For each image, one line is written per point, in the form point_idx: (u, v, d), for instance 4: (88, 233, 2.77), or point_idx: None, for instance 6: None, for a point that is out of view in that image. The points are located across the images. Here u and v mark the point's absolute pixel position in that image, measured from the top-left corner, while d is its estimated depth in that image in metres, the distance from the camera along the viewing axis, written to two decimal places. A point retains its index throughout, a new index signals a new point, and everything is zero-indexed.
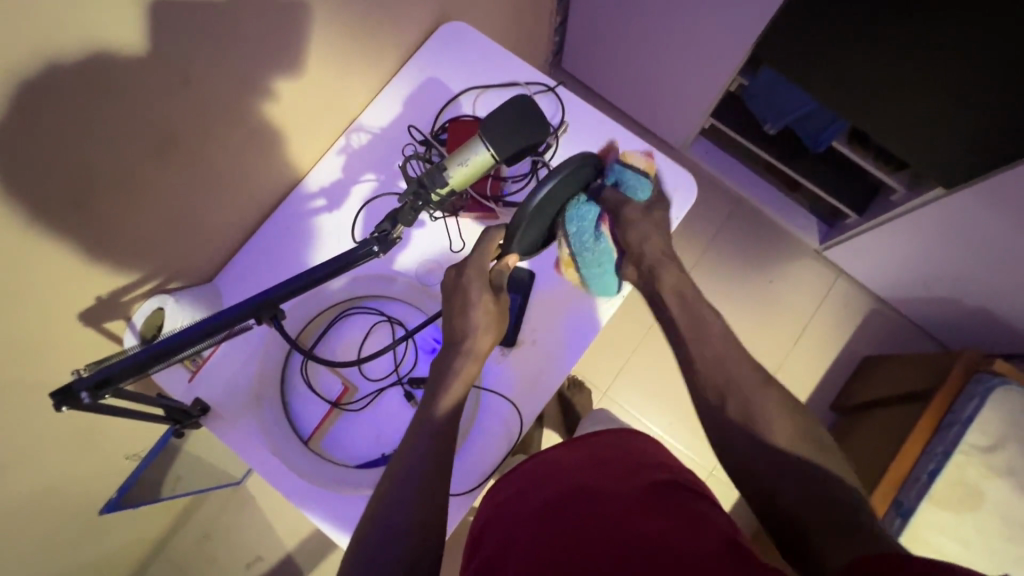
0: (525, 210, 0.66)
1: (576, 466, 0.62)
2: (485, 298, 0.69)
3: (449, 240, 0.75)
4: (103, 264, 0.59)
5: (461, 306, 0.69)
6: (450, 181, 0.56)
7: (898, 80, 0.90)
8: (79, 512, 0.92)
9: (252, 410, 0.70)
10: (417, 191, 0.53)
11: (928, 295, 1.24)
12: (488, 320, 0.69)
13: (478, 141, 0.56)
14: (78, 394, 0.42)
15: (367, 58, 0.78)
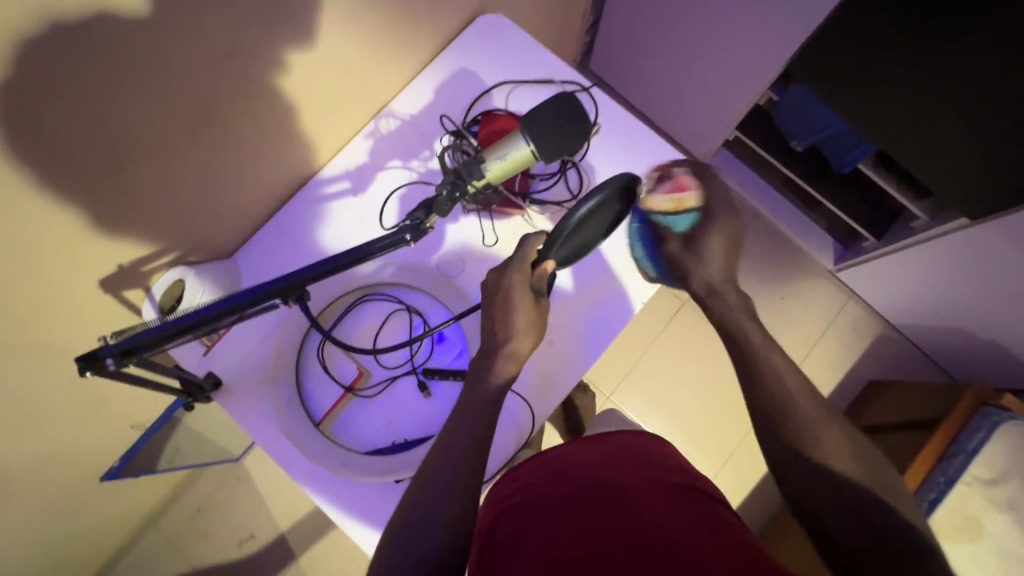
0: (567, 224, 0.61)
1: (595, 464, 0.61)
2: (525, 300, 0.65)
3: (481, 234, 0.75)
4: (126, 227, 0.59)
5: (503, 313, 0.66)
6: (487, 174, 0.55)
7: (925, 107, 0.90)
8: (78, 477, 0.93)
9: (265, 388, 0.70)
10: (453, 185, 0.54)
11: (940, 324, 1.23)
12: (528, 323, 0.66)
13: (520, 137, 0.55)
14: (103, 360, 0.43)
15: (404, 44, 0.78)
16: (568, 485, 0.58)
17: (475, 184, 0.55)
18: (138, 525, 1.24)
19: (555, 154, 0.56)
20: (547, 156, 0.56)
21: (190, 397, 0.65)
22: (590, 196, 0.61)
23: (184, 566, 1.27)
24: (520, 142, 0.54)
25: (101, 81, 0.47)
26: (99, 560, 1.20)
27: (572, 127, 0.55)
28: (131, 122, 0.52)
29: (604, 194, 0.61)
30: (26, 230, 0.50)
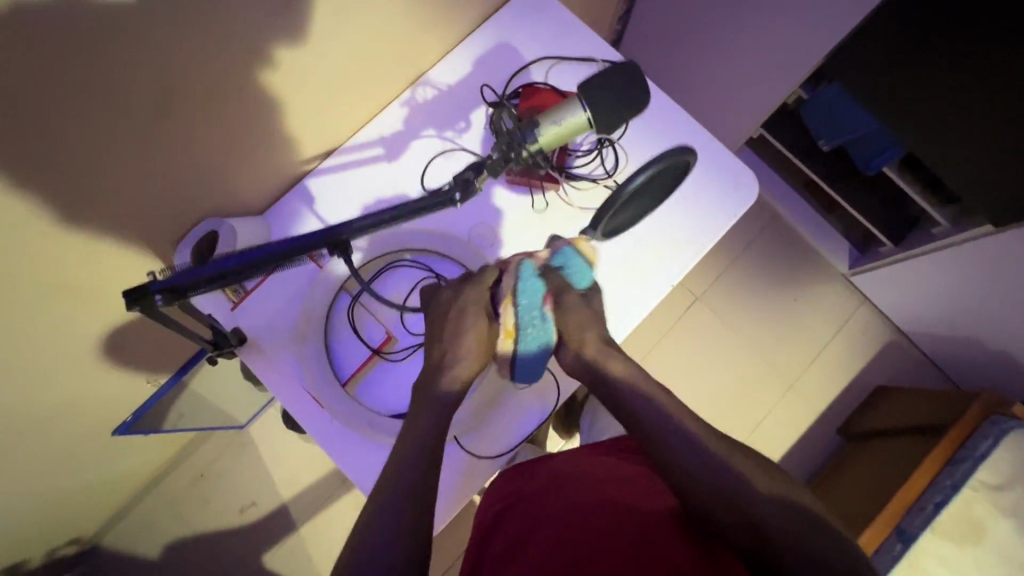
0: (622, 194, 0.60)
1: (599, 478, 0.62)
2: (479, 325, 0.65)
3: (531, 198, 0.76)
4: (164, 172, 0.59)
5: (448, 331, 0.66)
6: (540, 139, 0.55)
7: (954, 115, 0.91)
8: (87, 430, 0.92)
9: (292, 346, 0.70)
10: (507, 146, 0.54)
11: (951, 333, 1.24)
12: (479, 348, 0.65)
13: (576, 102, 0.55)
14: (152, 295, 0.44)
15: (450, 14, 0.77)
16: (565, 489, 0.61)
17: (529, 148, 0.55)
18: (139, 486, 1.24)
19: (611, 124, 0.56)
20: (602, 124, 0.56)
21: (216, 352, 0.67)
22: (643, 168, 0.58)
23: (182, 530, 1.26)
24: (576, 108, 0.55)
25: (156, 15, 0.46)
26: (98, 518, 1.19)
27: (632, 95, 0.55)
28: (179, 61, 0.51)
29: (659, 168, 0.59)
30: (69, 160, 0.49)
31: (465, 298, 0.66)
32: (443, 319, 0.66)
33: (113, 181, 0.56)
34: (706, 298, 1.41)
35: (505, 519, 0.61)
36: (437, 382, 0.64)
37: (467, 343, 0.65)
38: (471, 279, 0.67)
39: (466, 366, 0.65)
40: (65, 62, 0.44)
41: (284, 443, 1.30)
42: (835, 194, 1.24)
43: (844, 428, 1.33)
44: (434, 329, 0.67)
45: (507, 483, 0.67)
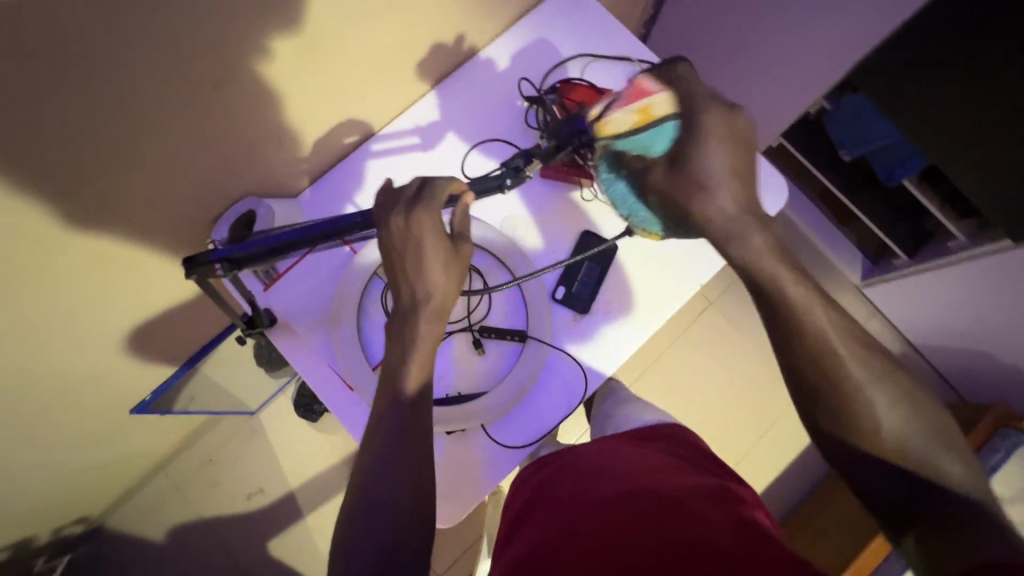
0: None
1: (630, 466, 0.60)
2: (441, 251, 0.57)
3: (579, 189, 0.77)
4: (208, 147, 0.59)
5: (409, 267, 0.58)
6: (589, 129, 0.65)
7: (972, 134, 0.93)
8: (106, 407, 0.92)
9: (324, 328, 0.70)
10: (565, 138, 0.67)
11: (963, 347, 1.25)
12: (448, 275, 0.58)
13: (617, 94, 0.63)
14: (212, 264, 0.48)
15: (491, 8, 0.78)
16: (589, 470, 0.61)
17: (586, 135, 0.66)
18: (147, 469, 1.23)
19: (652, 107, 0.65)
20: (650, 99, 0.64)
21: (248, 330, 0.67)
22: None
23: (188, 515, 1.26)
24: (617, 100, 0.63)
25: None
26: (106, 499, 1.19)
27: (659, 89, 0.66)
28: (234, 32, 0.52)
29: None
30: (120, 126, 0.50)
31: (420, 226, 0.55)
32: (401, 250, 0.56)
33: (160, 151, 0.57)
34: (719, 304, 1.42)
35: (537, 509, 0.59)
36: (414, 327, 0.59)
37: (435, 273, 0.57)
38: (423, 204, 0.55)
39: (440, 298, 0.58)
40: (128, 29, 0.44)
41: (295, 431, 1.30)
42: (852, 205, 1.25)
43: None
44: (395, 263, 0.58)
45: (536, 473, 0.66)
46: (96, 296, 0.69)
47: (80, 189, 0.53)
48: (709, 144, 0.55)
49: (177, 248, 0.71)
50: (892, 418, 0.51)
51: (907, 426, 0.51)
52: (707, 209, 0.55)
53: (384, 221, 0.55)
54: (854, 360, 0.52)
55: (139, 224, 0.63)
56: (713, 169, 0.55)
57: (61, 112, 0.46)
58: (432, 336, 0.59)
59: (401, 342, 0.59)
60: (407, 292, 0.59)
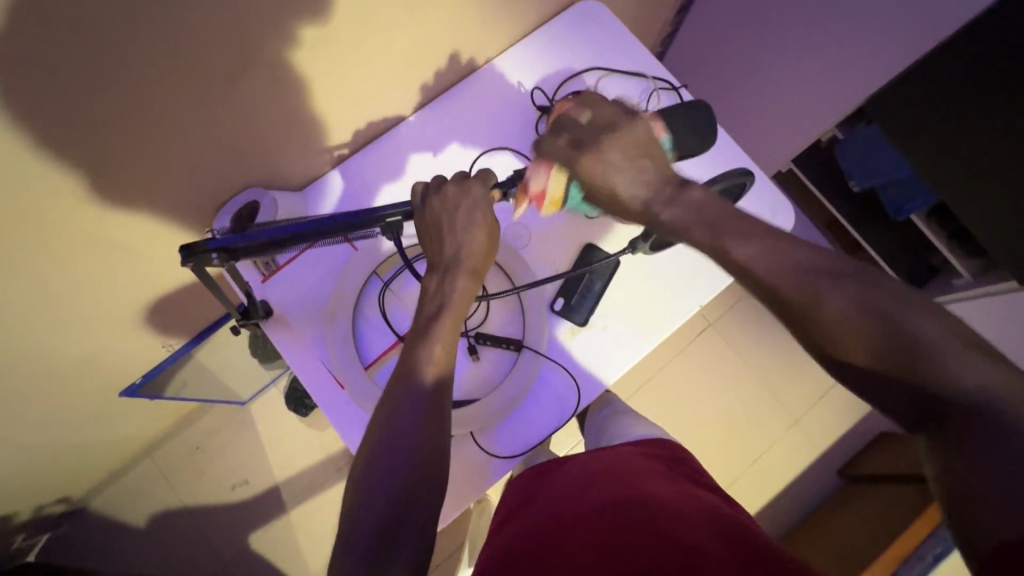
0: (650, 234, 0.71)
1: (630, 476, 0.61)
2: (487, 223, 0.61)
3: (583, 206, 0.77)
4: (210, 133, 0.60)
5: (455, 223, 0.60)
6: None
7: (978, 174, 0.93)
8: (98, 387, 0.92)
9: (320, 323, 0.70)
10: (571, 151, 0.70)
11: None
12: (484, 245, 0.61)
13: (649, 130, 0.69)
14: (209, 253, 0.48)
15: (511, 16, 0.78)
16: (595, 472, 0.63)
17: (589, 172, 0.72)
18: (135, 452, 1.22)
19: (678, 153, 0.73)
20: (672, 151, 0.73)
21: (244, 321, 0.67)
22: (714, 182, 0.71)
23: (173, 502, 1.25)
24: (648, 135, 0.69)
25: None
26: (90, 480, 1.18)
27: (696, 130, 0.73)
28: (254, 24, 0.52)
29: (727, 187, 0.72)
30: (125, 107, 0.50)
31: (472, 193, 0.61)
32: (449, 212, 0.59)
33: (169, 135, 0.56)
34: (718, 325, 1.41)
35: (531, 517, 0.59)
36: (446, 288, 0.59)
37: (477, 234, 0.60)
38: (475, 178, 0.62)
39: (476, 261, 0.60)
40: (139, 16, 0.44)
41: (285, 424, 1.29)
42: (859, 235, 1.25)
43: (846, 470, 1.33)
44: (438, 226, 0.59)
45: (540, 479, 0.68)
46: (96, 276, 0.69)
47: (90, 166, 0.53)
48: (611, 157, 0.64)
49: (181, 233, 0.71)
50: (926, 338, 0.47)
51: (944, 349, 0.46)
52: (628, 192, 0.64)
53: (440, 186, 0.60)
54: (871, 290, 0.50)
55: (142, 208, 0.63)
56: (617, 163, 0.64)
57: (75, 88, 0.46)
58: (464, 296, 0.59)
59: (439, 295, 0.59)
60: (449, 248, 0.60)
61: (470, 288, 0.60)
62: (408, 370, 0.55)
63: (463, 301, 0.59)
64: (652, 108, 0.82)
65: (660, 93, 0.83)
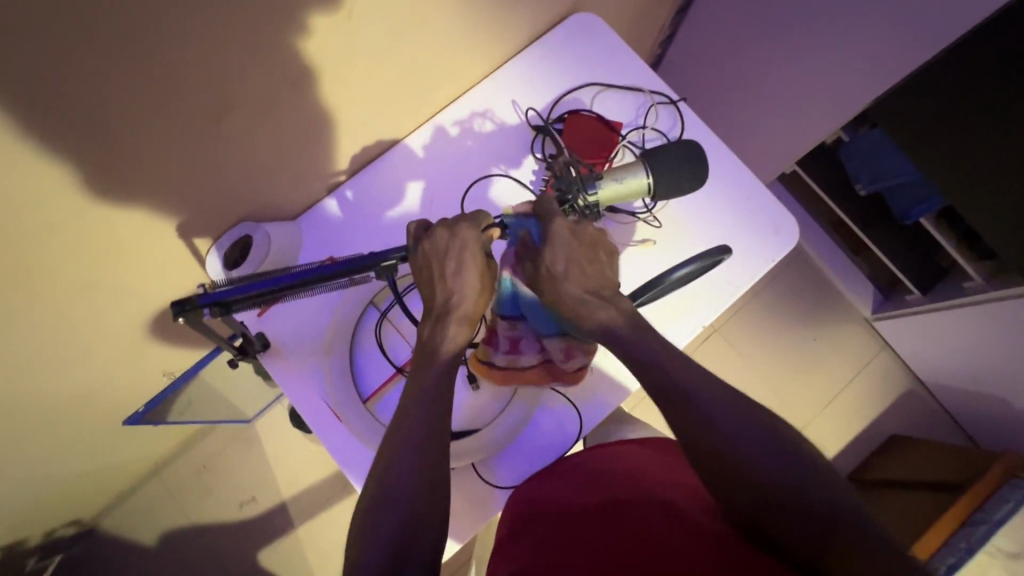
0: (667, 278, 0.67)
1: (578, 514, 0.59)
2: (479, 264, 0.59)
3: None
4: (192, 166, 0.59)
5: (446, 269, 0.59)
6: (599, 191, 0.66)
7: (982, 187, 0.91)
8: (103, 417, 0.91)
9: (319, 357, 0.69)
10: (568, 190, 0.66)
11: (975, 389, 1.22)
12: (478, 288, 0.60)
13: (640, 168, 0.67)
14: (200, 308, 0.48)
15: (500, 33, 0.77)
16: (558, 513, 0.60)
17: (588, 198, 0.66)
18: (143, 472, 1.23)
19: (665, 194, 0.68)
20: (658, 191, 0.68)
21: (241, 356, 0.66)
22: (688, 260, 0.68)
23: (183, 521, 1.26)
24: (639, 172, 0.67)
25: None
26: (99, 502, 1.19)
27: (688, 168, 0.68)
28: (231, 50, 0.51)
29: (702, 265, 0.68)
30: (101, 145, 0.49)
31: (463, 238, 0.58)
32: (440, 256, 0.58)
33: (152, 172, 0.56)
34: (724, 331, 1.40)
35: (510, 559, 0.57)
36: (432, 330, 0.59)
37: (468, 280, 0.59)
38: (467, 219, 0.59)
39: (469, 305, 0.59)
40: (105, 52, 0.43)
41: (291, 441, 1.29)
42: (867, 239, 1.22)
43: (856, 475, 1.31)
44: (430, 272, 0.59)
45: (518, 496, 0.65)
46: (95, 313, 0.68)
47: (78, 205, 0.53)
48: (563, 249, 0.62)
49: (176, 267, 0.70)
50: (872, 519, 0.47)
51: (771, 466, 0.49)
52: (588, 320, 0.60)
53: (430, 231, 0.59)
54: (708, 398, 0.53)
55: (133, 247, 0.62)
56: (561, 260, 0.61)
57: (55, 128, 0.45)
58: (456, 342, 0.58)
59: (431, 340, 0.58)
60: (441, 295, 0.59)
61: (462, 334, 0.59)
62: (403, 406, 0.55)
63: (455, 347, 0.58)
64: (649, 123, 0.80)
65: (657, 107, 0.81)
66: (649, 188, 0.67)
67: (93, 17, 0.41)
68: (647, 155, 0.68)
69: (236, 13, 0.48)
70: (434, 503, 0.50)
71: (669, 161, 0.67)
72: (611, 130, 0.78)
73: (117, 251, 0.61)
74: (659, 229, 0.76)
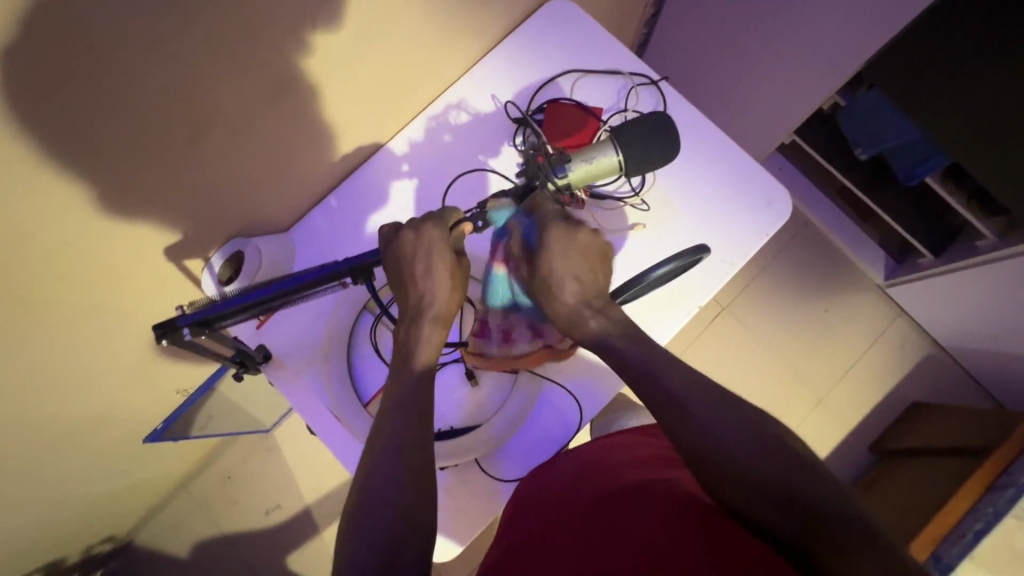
0: (643, 279, 0.67)
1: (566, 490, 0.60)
2: (447, 262, 0.61)
3: None
4: (177, 194, 0.60)
5: (416, 271, 0.60)
6: (569, 173, 0.66)
7: (983, 139, 0.88)
8: (124, 438, 0.95)
9: (318, 364, 0.70)
10: (535, 175, 0.67)
11: (994, 349, 1.19)
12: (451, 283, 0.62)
13: (609, 146, 0.66)
14: (181, 328, 0.48)
15: (472, 29, 0.76)
16: (552, 492, 0.60)
17: (557, 182, 0.67)
18: (170, 487, 1.27)
19: (637, 172, 0.68)
20: (630, 167, 0.67)
21: (242, 369, 0.68)
22: (667, 259, 0.67)
23: (214, 531, 1.30)
24: (608, 151, 0.66)
25: (173, 25, 0.46)
26: (132, 519, 1.23)
27: (659, 142, 0.67)
28: (197, 78, 0.51)
29: (681, 264, 0.66)
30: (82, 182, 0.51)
31: (429, 237, 0.60)
32: (409, 258, 0.60)
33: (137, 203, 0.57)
34: (733, 308, 1.38)
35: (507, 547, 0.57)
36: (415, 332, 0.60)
37: (439, 279, 0.61)
38: (431, 220, 0.61)
39: (443, 305, 0.61)
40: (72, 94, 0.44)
41: (309, 447, 1.32)
42: (873, 203, 1.20)
43: (877, 445, 1.28)
44: (400, 273, 0.60)
45: (518, 489, 0.65)
46: (102, 344, 0.70)
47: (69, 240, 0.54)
48: (559, 261, 0.65)
49: (175, 291, 0.72)
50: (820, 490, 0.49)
51: (750, 452, 0.50)
52: (561, 310, 0.64)
53: (397, 234, 0.61)
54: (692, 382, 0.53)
55: (131, 276, 0.64)
56: (562, 274, 0.64)
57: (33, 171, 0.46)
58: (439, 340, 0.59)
59: (416, 340, 0.59)
60: (414, 297, 0.61)
61: (436, 335, 0.61)
62: (395, 411, 0.55)
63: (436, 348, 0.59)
64: (631, 106, 0.79)
65: (638, 89, 0.79)
66: (620, 166, 0.67)
67: (55, 58, 0.41)
68: (615, 132, 0.67)
69: (197, 34, 0.48)
70: (428, 502, 0.51)
71: (639, 138, 0.66)
72: (591, 116, 0.78)
73: (115, 282, 0.63)
74: (647, 213, 0.75)
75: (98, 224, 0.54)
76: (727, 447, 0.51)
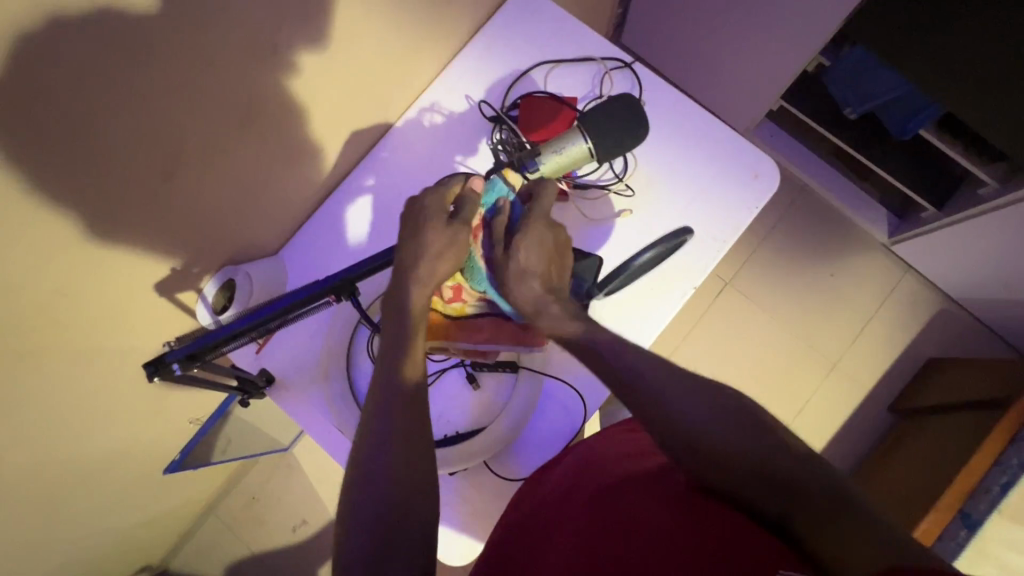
0: (629, 266, 0.68)
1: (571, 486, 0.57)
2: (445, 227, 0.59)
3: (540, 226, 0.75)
4: (163, 234, 0.60)
5: (416, 230, 0.59)
6: (540, 166, 0.66)
7: (977, 88, 0.86)
8: (145, 472, 0.96)
9: (320, 382, 0.71)
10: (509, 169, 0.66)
11: (1008, 297, 1.16)
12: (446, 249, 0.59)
13: (577, 134, 0.65)
14: (171, 364, 0.49)
15: (437, 33, 0.76)
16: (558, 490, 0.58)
17: (529, 176, 0.67)
18: (197, 514, 1.29)
19: (607, 155, 0.67)
20: (600, 154, 0.66)
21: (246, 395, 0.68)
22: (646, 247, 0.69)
23: (245, 551, 1.32)
24: (577, 140, 0.65)
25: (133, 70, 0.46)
26: (164, 548, 1.26)
27: (631, 127, 0.66)
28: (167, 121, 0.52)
29: (662, 251, 0.69)
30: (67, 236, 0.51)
31: (430, 204, 0.60)
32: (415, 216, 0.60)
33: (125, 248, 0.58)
34: (737, 283, 1.36)
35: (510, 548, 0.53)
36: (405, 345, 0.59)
37: (437, 241, 0.59)
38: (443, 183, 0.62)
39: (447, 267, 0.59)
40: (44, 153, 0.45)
41: (328, 461, 1.33)
42: (868, 162, 1.17)
43: (897, 406, 1.26)
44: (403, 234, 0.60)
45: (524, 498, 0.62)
46: (109, 386, 0.71)
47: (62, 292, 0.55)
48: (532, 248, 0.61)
49: (174, 327, 0.73)
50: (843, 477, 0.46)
51: (765, 447, 0.47)
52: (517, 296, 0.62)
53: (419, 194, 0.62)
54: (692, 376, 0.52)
55: (127, 319, 0.65)
56: (528, 263, 0.61)
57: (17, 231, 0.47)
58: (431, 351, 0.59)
59: None
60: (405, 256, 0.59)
61: None
62: None
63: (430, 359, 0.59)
64: (606, 92, 0.78)
65: (612, 73, 0.78)
66: (591, 153, 0.66)
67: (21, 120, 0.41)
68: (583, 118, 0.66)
69: (158, 75, 0.48)
70: None
71: (609, 123, 0.66)
72: (566, 106, 0.77)
73: (115, 326, 0.64)
74: (632, 198, 0.74)
75: (88, 274, 0.55)
76: (737, 442, 0.48)
